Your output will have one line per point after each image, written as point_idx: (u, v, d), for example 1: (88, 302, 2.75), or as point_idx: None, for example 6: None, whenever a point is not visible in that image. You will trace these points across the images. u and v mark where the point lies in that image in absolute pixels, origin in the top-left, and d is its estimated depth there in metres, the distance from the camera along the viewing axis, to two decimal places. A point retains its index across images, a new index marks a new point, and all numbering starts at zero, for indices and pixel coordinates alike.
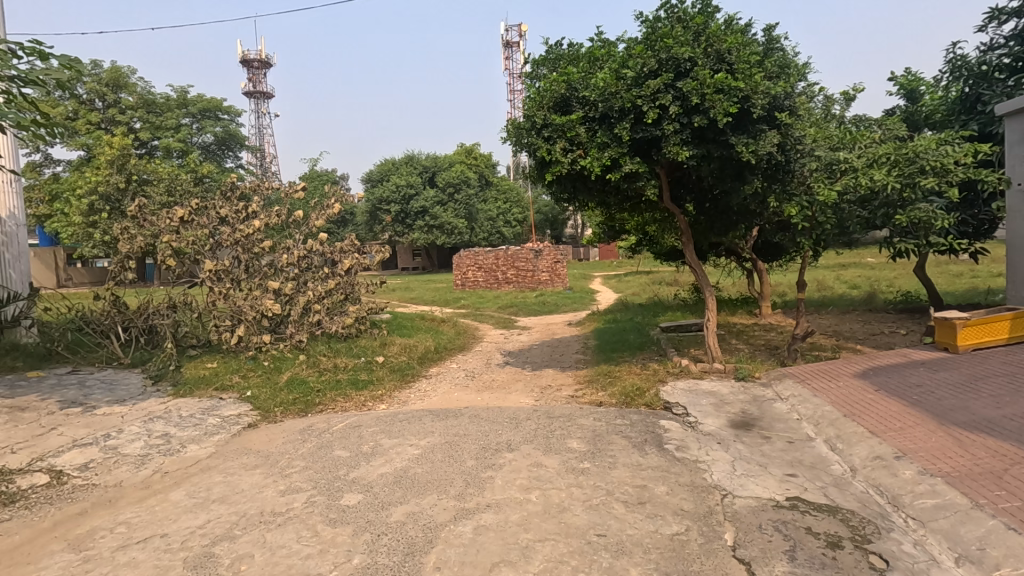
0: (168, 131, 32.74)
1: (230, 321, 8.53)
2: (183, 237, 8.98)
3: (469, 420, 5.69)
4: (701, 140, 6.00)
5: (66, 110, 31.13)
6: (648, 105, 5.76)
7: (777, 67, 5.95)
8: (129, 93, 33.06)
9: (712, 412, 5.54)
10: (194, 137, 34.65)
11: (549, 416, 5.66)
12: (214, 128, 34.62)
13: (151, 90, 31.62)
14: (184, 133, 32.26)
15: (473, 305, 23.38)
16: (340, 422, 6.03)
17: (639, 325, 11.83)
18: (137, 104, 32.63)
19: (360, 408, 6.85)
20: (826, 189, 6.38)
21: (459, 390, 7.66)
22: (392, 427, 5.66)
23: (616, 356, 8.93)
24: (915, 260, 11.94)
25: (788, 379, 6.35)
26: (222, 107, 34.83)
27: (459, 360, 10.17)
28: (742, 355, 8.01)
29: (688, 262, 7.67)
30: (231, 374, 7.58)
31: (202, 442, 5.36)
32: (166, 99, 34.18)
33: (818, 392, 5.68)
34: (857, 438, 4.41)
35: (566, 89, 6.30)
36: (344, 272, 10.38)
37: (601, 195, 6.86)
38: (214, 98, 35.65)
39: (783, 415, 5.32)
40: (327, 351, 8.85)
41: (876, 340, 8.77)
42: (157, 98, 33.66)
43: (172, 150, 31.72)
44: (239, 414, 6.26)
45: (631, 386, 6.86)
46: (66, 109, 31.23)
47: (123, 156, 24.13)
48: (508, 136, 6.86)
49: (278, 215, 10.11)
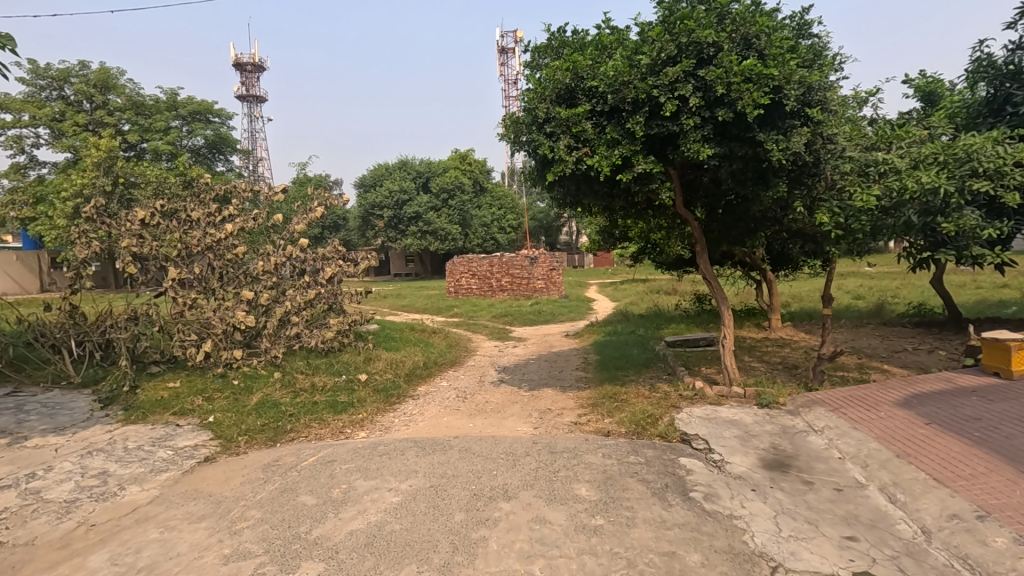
0: (157, 133, 31.89)
1: (197, 335, 7.73)
2: (147, 242, 8.15)
3: (458, 455, 4.94)
4: (725, 136, 5.33)
5: (53, 111, 30.28)
6: (665, 96, 5.10)
7: (810, 55, 5.30)
8: (118, 95, 32.23)
9: (738, 448, 4.82)
10: (184, 139, 33.80)
11: (551, 451, 4.92)
12: (205, 130, 33.82)
13: (140, 92, 30.80)
14: (174, 135, 31.45)
15: (466, 314, 22.63)
16: (312, 455, 5.26)
17: (643, 338, 11.12)
18: (125, 105, 31.78)
19: (337, 435, 6.09)
20: (862, 194, 5.72)
21: (449, 414, 6.91)
22: (370, 463, 4.90)
23: (620, 374, 8.20)
24: (933, 271, 11.28)
25: (819, 407, 5.63)
26: (213, 109, 34.05)
27: (450, 377, 9.41)
28: (760, 375, 7.31)
29: (702, 273, 6.98)
30: (195, 395, 6.78)
31: (145, 483, 4.59)
32: (156, 100, 33.34)
33: (858, 425, 4.97)
34: (921, 489, 3.70)
35: (572, 79, 5.62)
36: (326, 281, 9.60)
37: (609, 199, 6.16)
38: (205, 101, 34.84)
39: (822, 453, 4.60)
40: (305, 368, 8.08)
41: (902, 359, 8.08)
42: (146, 100, 32.86)
43: (161, 152, 30.92)
44: (197, 445, 5.47)
45: (641, 412, 6.13)
46: (53, 110, 30.36)
47: (110, 158, 23.30)
48: (505, 133, 6.14)
49: (255, 219, 9.32)
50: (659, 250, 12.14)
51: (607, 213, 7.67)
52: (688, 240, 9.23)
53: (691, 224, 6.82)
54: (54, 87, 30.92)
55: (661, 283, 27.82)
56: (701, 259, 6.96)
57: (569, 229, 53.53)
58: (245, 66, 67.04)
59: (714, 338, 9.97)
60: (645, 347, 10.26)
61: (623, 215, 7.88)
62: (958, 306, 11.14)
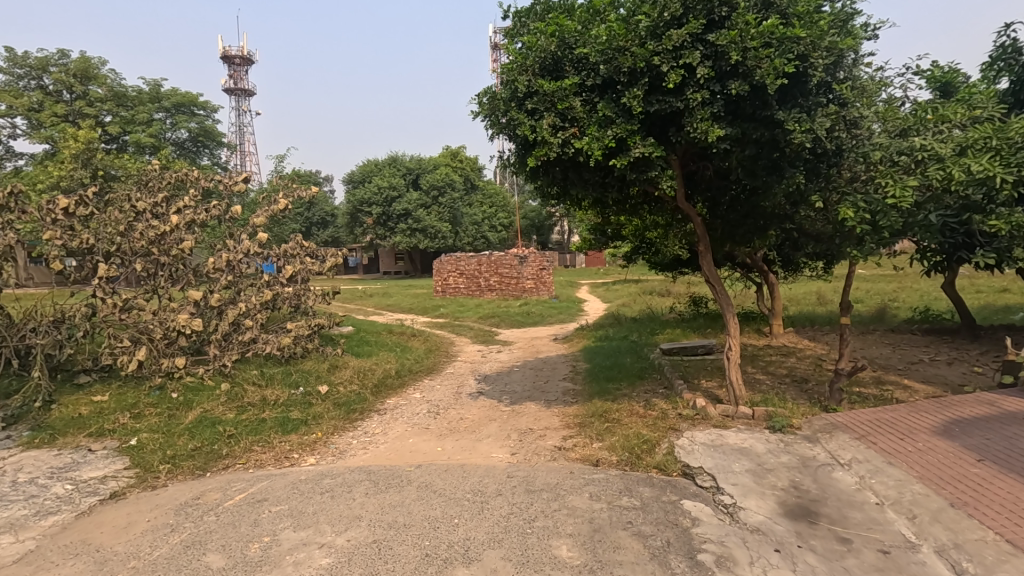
0: (139, 126, 30.74)
1: (132, 341, 6.81)
2: (79, 235, 7.22)
3: (415, 495, 4.08)
4: (737, 114, 4.54)
5: (31, 102, 29.09)
6: (668, 64, 4.29)
7: (838, 20, 4.51)
8: (99, 86, 31.07)
9: (752, 487, 4.02)
10: (168, 133, 32.67)
11: (527, 491, 4.09)
12: (189, 123, 32.71)
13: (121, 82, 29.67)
14: (156, 127, 30.30)
15: (453, 314, 21.74)
16: (242, 491, 4.39)
17: (636, 344, 10.30)
18: (106, 96, 30.63)
19: (281, 462, 5.22)
20: (894, 184, 4.93)
21: (416, 434, 6.05)
22: (308, 504, 4.04)
23: (611, 387, 7.37)
24: (945, 275, 10.57)
25: (842, 434, 4.83)
26: (198, 102, 32.94)
27: (424, 387, 8.54)
28: (767, 392, 6.52)
29: (705, 276, 6.16)
30: (121, 412, 5.89)
31: (23, 532, 3.71)
32: (138, 92, 32.19)
33: (895, 459, 4.18)
34: (994, 556, 2.92)
35: (557, 47, 4.78)
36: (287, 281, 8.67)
37: (599, 189, 5.33)
38: (189, 93, 33.71)
39: (854, 496, 3.81)
40: (258, 378, 7.19)
41: (921, 372, 7.33)
42: (129, 91, 31.75)
43: (143, 145, 29.84)
44: (106, 476, 4.59)
45: (635, 436, 5.31)
46: (30, 100, 29.18)
47: (88, 150, 22.28)
48: (480, 111, 5.27)
49: (206, 210, 8.47)
50: (654, 249, 11.34)
51: (597, 207, 6.86)
52: (687, 238, 8.41)
53: (693, 219, 6.01)
54: (33, 76, 29.78)
55: (654, 284, 27.08)
56: (703, 258, 6.16)
57: (561, 228, 52.68)
58: (233, 59, 65.71)
59: (713, 346, 9.19)
60: (638, 355, 9.45)
61: (614, 209, 7.09)
62: (971, 312, 10.43)
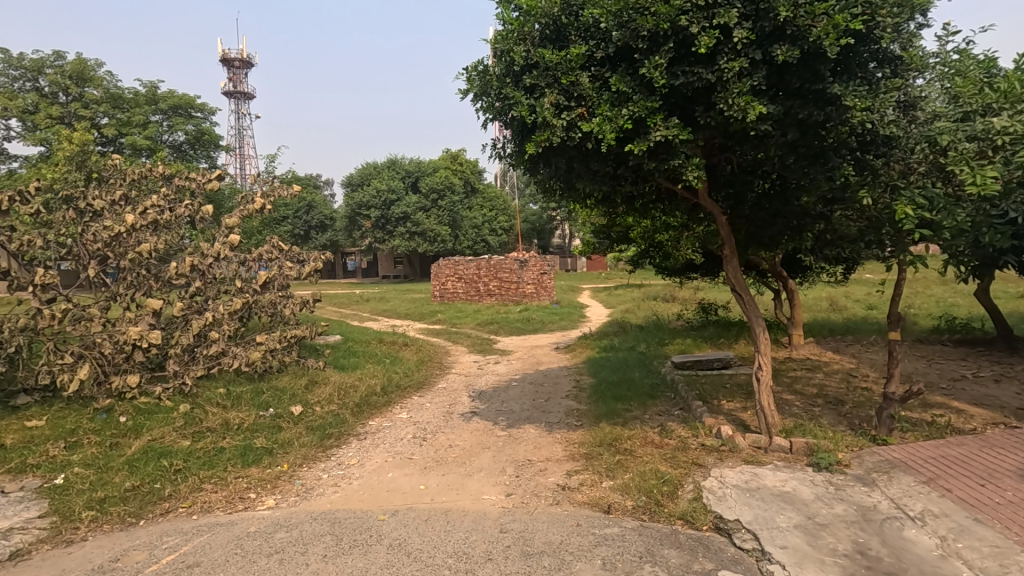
0: (136, 128, 30.08)
1: (76, 358, 6.00)
2: (21, 237, 6.42)
3: (385, 561, 3.28)
4: (779, 89, 3.77)
5: (26, 104, 28.49)
6: (699, 25, 3.52)
7: None
8: (95, 88, 30.43)
9: (806, 552, 3.22)
10: (164, 135, 31.99)
11: (525, 556, 3.29)
12: (186, 125, 32.01)
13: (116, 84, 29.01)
14: (153, 129, 29.62)
15: (450, 321, 20.91)
16: (174, 550, 3.59)
17: (644, 356, 9.47)
18: (102, 98, 29.97)
19: (232, 505, 4.40)
20: (966, 175, 4.14)
21: (397, 467, 5.24)
22: (248, 572, 3.23)
23: (621, 408, 6.55)
24: (978, 282, 9.76)
25: (904, 476, 4.03)
26: (196, 104, 32.28)
27: (412, 405, 7.72)
28: (800, 417, 5.69)
29: (731, 284, 5.35)
30: (54, 441, 5.08)
31: None
32: (134, 93, 31.53)
33: (983, 517, 3.38)
34: None
35: (563, 10, 4.02)
36: (262, 288, 7.86)
37: (610, 182, 4.53)
38: (186, 95, 33.06)
39: (939, 567, 3.02)
40: (223, 398, 6.37)
41: (969, 392, 6.51)
42: (125, 93, 31.11)
43: (139, 148, 29.14)
44: (11, 529, 3.79)
45: (653, 474, 4.51)
46: (25, 103, 28.57)
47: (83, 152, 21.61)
48: (470, 88, 4.48)
49: (172, 210, 7.71)
50: (663, 253, 10.55)
51: (605, 205, 6.07)
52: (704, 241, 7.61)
53: (717, 218, 5.21)
54: (28, 78, 29.21)
55: (658, 289, 26.28)
56: (727, 262, 5.35)
57: (562, 232, 51.85)
58: (233, 62, 65.28)
59: (730, 360, 8.37)
60: (648, 369, 8.62)
61: (624, 207, 6.30)
62: (1007, 322, 9.62)
